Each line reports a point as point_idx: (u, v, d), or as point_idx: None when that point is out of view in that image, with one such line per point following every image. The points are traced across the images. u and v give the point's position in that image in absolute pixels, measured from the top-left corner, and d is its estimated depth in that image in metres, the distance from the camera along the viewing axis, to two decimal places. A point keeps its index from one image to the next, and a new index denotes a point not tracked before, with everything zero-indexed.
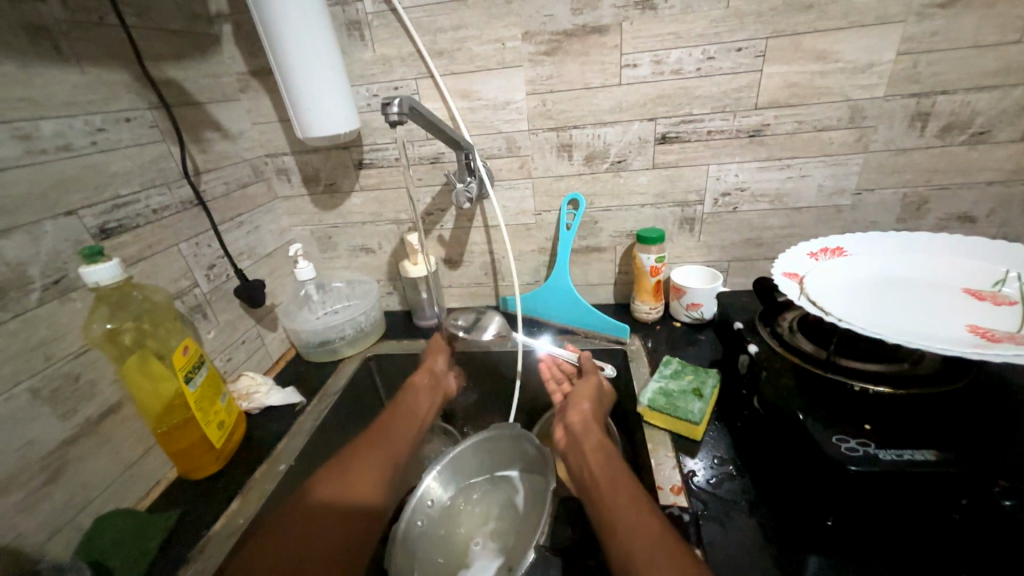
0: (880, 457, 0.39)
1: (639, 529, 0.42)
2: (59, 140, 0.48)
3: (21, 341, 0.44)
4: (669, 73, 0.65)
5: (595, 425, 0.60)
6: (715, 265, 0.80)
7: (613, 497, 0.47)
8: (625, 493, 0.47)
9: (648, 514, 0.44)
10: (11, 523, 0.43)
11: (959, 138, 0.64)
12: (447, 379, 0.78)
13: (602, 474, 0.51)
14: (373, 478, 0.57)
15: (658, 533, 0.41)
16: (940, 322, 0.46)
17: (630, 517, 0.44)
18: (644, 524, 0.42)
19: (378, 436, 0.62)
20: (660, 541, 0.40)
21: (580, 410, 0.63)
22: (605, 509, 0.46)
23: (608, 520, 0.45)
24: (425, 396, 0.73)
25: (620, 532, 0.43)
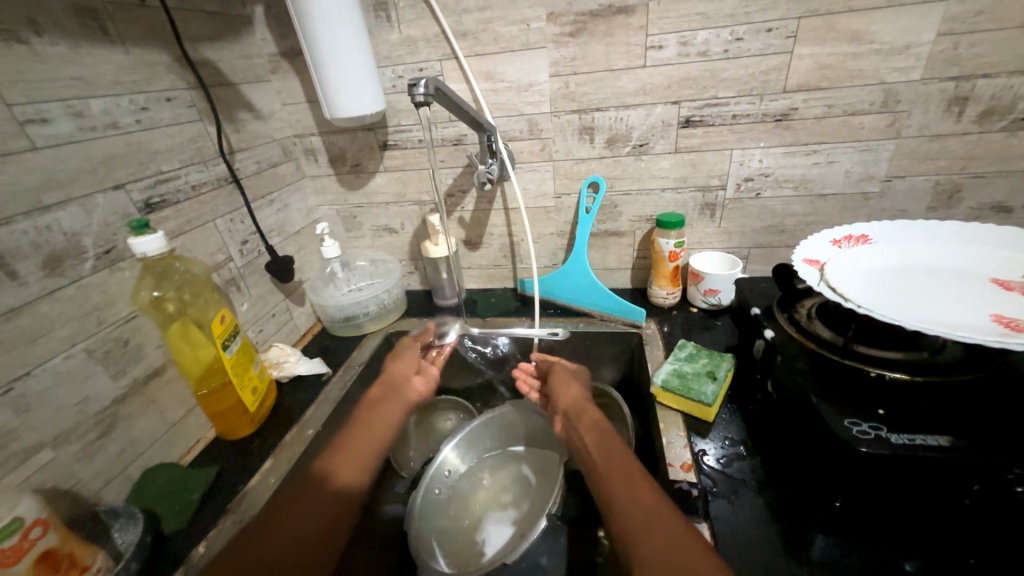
0: (892, 441, 0.40)
1: (640, 503, 0.43)
2: (107, 118, 0.51)
3: (77, 306, 0.48)
4: (696, 55, 0.65)
5: (590, 408, 0.61)
6: (735, 252, 0.79)
7: (613, 474, 0.48)
8: (625, 470, 0.48)
9: (648, 489, 0.44)
10: (70, 470, 0.47)
11: (998, 125, 0.62)
12: (413, 381, 0.74)
13: (601, 454, 0.52)
14: (354, 464, 0.59)
15: (659, 505, 0.42)
16: (963, 311, 0.45)
17: (630, 492, 0.44)
18: (644, 498, 0.43)
19: (355, 434, 0.63)
20: (661, 513, 0.41)
21: (571, 395, 0.65)
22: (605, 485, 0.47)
23: (609, 496, 0.46)
24: (389, 401, 0.69)
25: (620, 507, 0.44)
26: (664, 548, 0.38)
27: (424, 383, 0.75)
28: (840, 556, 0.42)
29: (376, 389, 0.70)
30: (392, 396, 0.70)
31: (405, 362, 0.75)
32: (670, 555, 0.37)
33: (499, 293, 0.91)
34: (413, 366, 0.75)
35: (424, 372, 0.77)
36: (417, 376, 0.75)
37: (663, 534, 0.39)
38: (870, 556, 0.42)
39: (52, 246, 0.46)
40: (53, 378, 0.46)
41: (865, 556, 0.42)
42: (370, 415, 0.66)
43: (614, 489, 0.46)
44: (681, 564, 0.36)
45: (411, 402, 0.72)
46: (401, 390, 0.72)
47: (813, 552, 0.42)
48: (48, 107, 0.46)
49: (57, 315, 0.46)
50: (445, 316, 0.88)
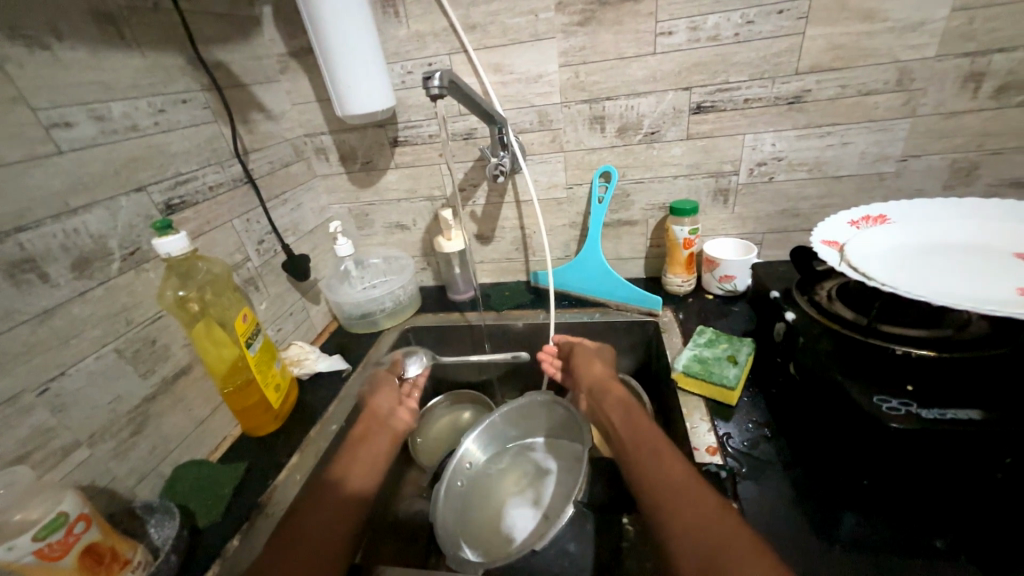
0: (923, 416, 0.40)
1: (670, 478, 0.43)
2: (127, 121, 0.52)
3: (106, 306, 0.49)
4: (706, 40, 0.64)
5: (614, 386, 0.62)
6: (749, 237, 0.79)
7: (640, 449, 0.48)
8: (653, 445, 0.48)
9: (677, 464, 0.44)
10: (106, 468, 0.48)
11: (1015, 99, 0.61)
12: (399, 411, 0.68)
13: (627, 429, 0.52)
14: (361, 471, 0.56)
15: (690, 481, 0.42)
16: (988, 286, 0.45)
17: (658, 466, 0.45)
18: (674, 473, 0.43)
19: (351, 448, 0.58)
20: (692, 489, 0.41)
21: (596, 375, 0.65)
22: (632, 459, 0.48)
23: (636, 470, 0.46)
24: (375, 429, 0.63)
25: (647, 482, 0.44)
26: (693, 524, 0.38)
27: (409, 414, 0.69)
28: (870, 534, 0.42)
29: (360, 423, 0.63)
30: (379, 425, 0.64)
31: (384, 395, 0.70)
32: (699, 531, 0.38)
33: (512, 286, 0.92)
34: (391, 399, 0.70)
35: (406, 404, 0.71)
36: (400, 407, 0.69)
37: (692, 508, 0.40)
38: (900, 532, 0.42)
39: (81, 248, 0.47)
40: (86, 378, 0.47)
41: (895, 532, 0.42)
42: (362, 442, 0.60)
43: (641, 463, 0.46)
44: (711, 538, 0.37)
45: (401, 429, 0.66)
46: (388, 419, 0.66)
47: (843, 531, 0.43)
48: (71, 112, 0.46)
49: (88, 316, 0.47)
50: (460, 311, 0.89)
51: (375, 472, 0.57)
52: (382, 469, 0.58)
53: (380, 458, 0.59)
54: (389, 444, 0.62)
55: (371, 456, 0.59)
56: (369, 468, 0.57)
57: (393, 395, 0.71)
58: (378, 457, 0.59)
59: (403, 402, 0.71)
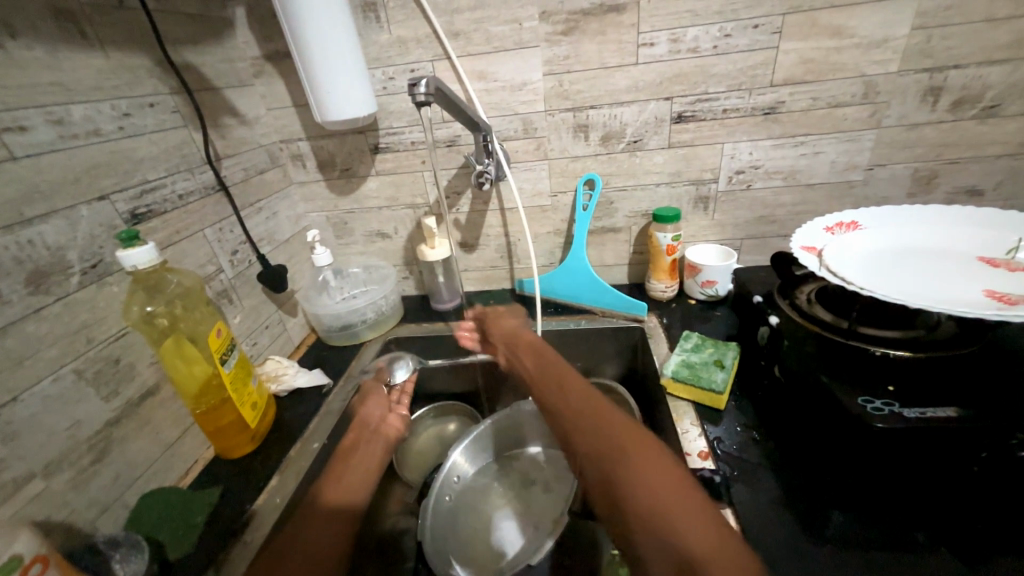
0: (906, 415, 0.41)
1: (616, 430, 0.45)
2: (89, 125, 0.48)
3: (65, 324, 0.45)
4: (686, 51, 0.66)
5: (523, 334, 0.66)
6: (728, 243, 0.81)
7: (581, 404, 0.49)
8: (592, 403, 0.49)
9: (619, 418, 0.47)
10: (63, 500, 0.44)
11: (969, 113, 0.66)
12: (391, 418, 0.67)
13: (564, 387, 0.54)
14: (353, 487, 0.55)
15: (633, 432, 0.44)
16: (958, 289, 0.48)
17: (603, 419, 0.46)
18: (617, 425, 0.45)
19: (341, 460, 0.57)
20: (637, 439, 0.43)
21: (505, 329, 0.69)
22: (573, 415, 0.49)
23: (579, 425, 0.47)
24: (367, 440, 0.62)
25: (592, 434, 0.45)
26: (639, 468, 0.40)
27: (400, 420, 0.68)
28: (856, 530, 0.43)
29: (352, 432, 0.62)
30: (371, 435, 0.63)
31: (376, 402, 0.68)
32: (647, 474, 0.39)
33: (497, 294, 0.91)
34: (381, 408, 0.68)
35: (398, 410, 0.70)
36: (392, 414, 0.68)
37: (637, 455, 0.41)
38: (883, 527, 0.43)
39: (36, 261, 0.43)
40: (41, 403, 0.43)
41: (881, 528, 0.43)
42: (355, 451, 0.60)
43: (584, 418, 0.47)
44: (656, 479, 0.39)
45: (393, 437, 0.66)
46: (380, 428, 0.65)
47: (830, 529, 0.43)
48: (26, 114, 0.43)
49: (44, 335, 0.43)
50: (444, 320, 0.87)
51: (365, 489, 0.56)
52: (373, 480, 0.58)
53: (373, 467, 0.59)
54: (380, 454, 0.62)
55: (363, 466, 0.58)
56: (361, 478, 0.56)
57: (382, 403, 0.68)
58: (370, 466, 0.59)
59: (393, 409, 0.70)
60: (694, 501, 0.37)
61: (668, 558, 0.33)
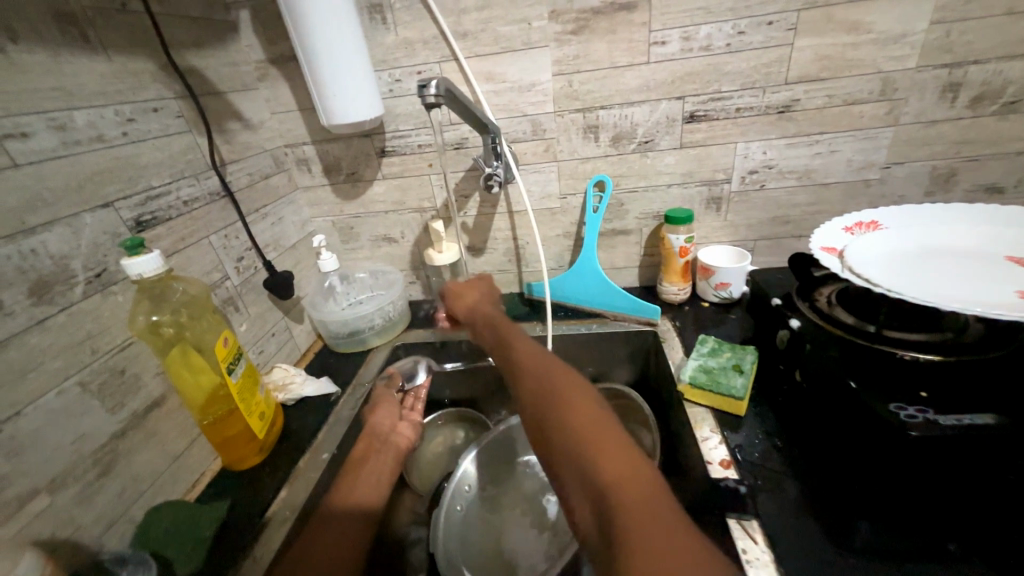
0: (942, 423, 0.39)
1: (554, 382, 0.44)
2: (92, 131, 0.47)
3: (69, 335, 0.44)
4: (699, 50, 0.65)
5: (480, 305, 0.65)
6: (741, 244, 0.80)
7: (526, 363, 0.49)
8: (537, 360, 0.49)
9: (559, 371, 0.46)
10: (68, 517, 0.43)
11: (989, 109, 0.64)
12: (401, 426, 0.67)
13: (514, 349, 0.54)
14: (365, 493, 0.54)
15: (572, 382, 0.44)
16: (988, 290, 0.46)
17: (543, 372, 0.46)
18: (558, 377, 0.45)
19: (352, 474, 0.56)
20: (573, 388, 0.43)
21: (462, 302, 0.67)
22: (518, 372, 0.49)
23: (522, 381, 0.47)
24: (378, 452, 0.61)
25: (532, 388, 0.45)
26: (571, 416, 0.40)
27: (412, 428, 0.68)
28: (886, 541, 0.41)
29: (362, 441, 0.61)
30: (382, 444, 0.62)
31: (387, 409, 0.68)
32: (578, 421, 0.39)
33: (506, 299, 0.89)
34: (391, 414, 0.68)
35: (408, 418, 0.70)
36: (402, 422, 0.68)
37: (573, 403, 0.41)
38: (914, 537, 0.41)
39: (39, 271, 0.42)
40: (46, 417, 0.42)
41: (912, 538, 0.41)
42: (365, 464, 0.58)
43: (527, 375, 0.47)
44: (588, 425, 0.38)
45: (404, 446, 0.64)
46: (390, 437, 0.64)
47: (859, 539, 0.42)
48: (28, 121, 0.42)
49: (48, 346, 0.42)
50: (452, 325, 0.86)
51: (379, 494, 0.55)
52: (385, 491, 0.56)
53: (384, 480, 0.58)
54: (390, 466, 0.60)
55: (374, 477, 0.57)
56: (372, 490, 0.55)
57: (393, 408, 0.69)
58: (381, 478, 0.58)
59: (404, 415, 0.70)
60: (622, 444, 0.37)
61: (593, 497, 0.34)
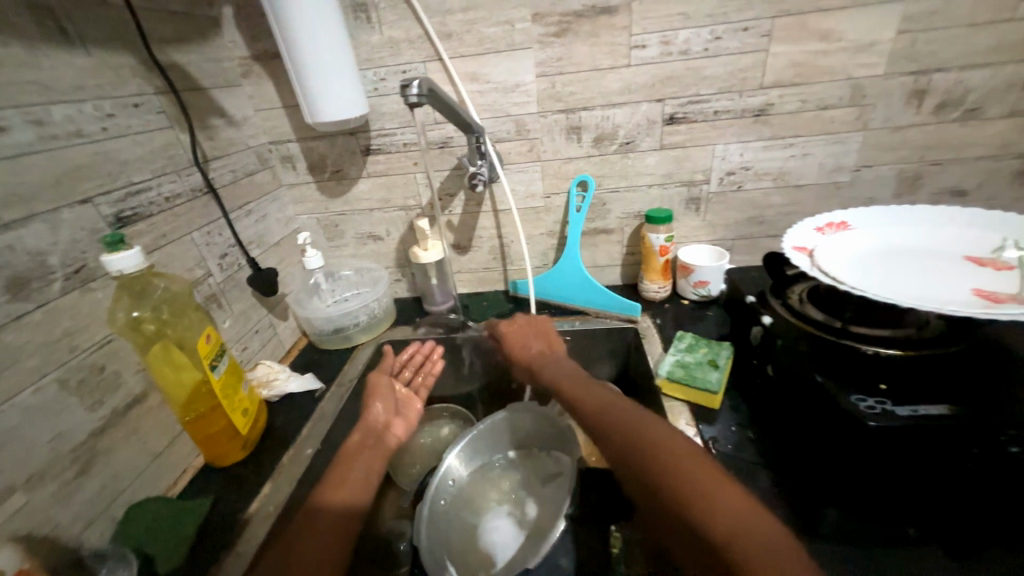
0: (899, 413, 0.42)
1: (637, 430, 0.45)
2: (70, 126, 0.47)
3: (45, 332, 0.44)
4: (678, 54, 0.66)
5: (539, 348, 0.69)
6: (719, 244, 0.82)
7: (602, 413, 0.50)
8: (613, 409, 0.50)
9: (638, 418, 0.47)
10: (46, 515, 0.43)
11: (952, 115, 0.67)
12: (394, 425, 0.66)
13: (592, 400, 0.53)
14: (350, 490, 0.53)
15: (659, 428, 0.44)
16: (947, 288, 0.48)
17: (625, 422, 0.47)
18: (643, 425, 0.45)
19: (340, 467, 0.56)
20: (661, 435, 0.44)
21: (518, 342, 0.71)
22: (596, 423, 0.50)
23: (603, 425, 0.49)
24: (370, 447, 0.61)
25: (616, 439, 0.46)
26: (665, 466, 0.40)
27: (404, 426, 0.68)
28: (850, 527, 0.44)
29: (355, 435, 0.61)
30: (374, 442, 0.62)
31: (385, 400, 0.67)
32: (674, 472, 0.39)
33: (491, 296, 0.90)
34: (387, 407, 0.67)
35: (404, 413, 0.69)
36: (396, 419, 0.67)
37: (664, 452, 0.42)
38: (876, 522, 0.44)
39: (15, 267, 0.42)
40: (23, 415, 0.41)
41: (875, 523, 0.44)
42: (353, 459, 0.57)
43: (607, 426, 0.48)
44: (685, 474, 0.39)
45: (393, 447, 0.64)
46: (382, 435, 0.64)
47: (826, 526, 0.44)
48: (3, 115, 0.41)
49: (24, 344, 0.42)
50: (437, 323, 0.86)
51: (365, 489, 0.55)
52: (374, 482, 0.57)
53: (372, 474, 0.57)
54: (380, 460, 0.60)
55: (365, 470, 0.57)
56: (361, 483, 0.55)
57: (391, 401, 0.68)
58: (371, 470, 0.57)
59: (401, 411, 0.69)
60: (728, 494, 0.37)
61: (707, 554, 0.35)
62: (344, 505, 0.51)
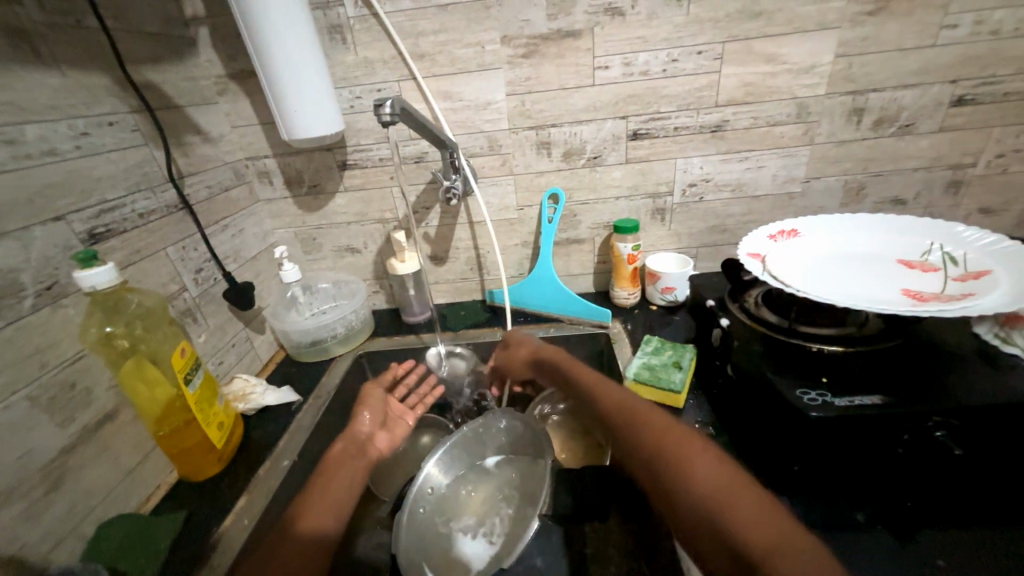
0: (836, 404, 0.45)
1: (665, 438, 0.46)
2: (44, 145, 0.48)
3: (15, 349, 0.44)
4: (638, 74, 0.71)
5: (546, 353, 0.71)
6: (685, 252, 0.86)
7: (635, 418, 0.50)
8: (650, 418, 0.49)
9: (676, 430, 0.47)
10: (14, 534, 0.42)
11: (889, 131, 0.73)
12: (378, 437, 0.67)
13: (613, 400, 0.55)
14: (327, 513, 0.51)
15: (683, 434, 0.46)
16: (881, 289, 0.53)
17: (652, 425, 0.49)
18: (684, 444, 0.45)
19: (320, 478, 0.55)
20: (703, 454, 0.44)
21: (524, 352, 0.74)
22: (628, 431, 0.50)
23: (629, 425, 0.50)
24: (353, 457, 0.60)
25: (651, 447, 0.46)
26: (706, 489, 0.41)
27: (388, 439, 0.69)
28: (803, 515, 0.47)
29: (340, 443, 0.62)
30: (359, 451, 0.62)
31: (373, 413, 0.69)
32: (708, 482, 0.41)
33: (468, 306, 0.92)
34: (376, 419, 0.68)
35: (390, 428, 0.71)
36: (382, 431, 0.68)
37: (699, 470, 0.42)
38: (828, 511, 0.47)
39: None
40: None
41: (826, 511, 0.47)
42: (336, 468, 0.57)
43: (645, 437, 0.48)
44: (725, 491, 0.40)
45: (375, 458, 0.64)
46: (366, 445, 0.64)
47: None
48: None
49: None
50: (416, 333, 0.88)
51: (345, 508, 0.54)
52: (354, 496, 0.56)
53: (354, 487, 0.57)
54: (361, 472, 0.60)
55: (345, 481, 0.56)
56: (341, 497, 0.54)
57: (381, 414, 0.70)
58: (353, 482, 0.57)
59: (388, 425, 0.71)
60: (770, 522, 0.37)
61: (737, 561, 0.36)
62: (323, 519, 0.50)
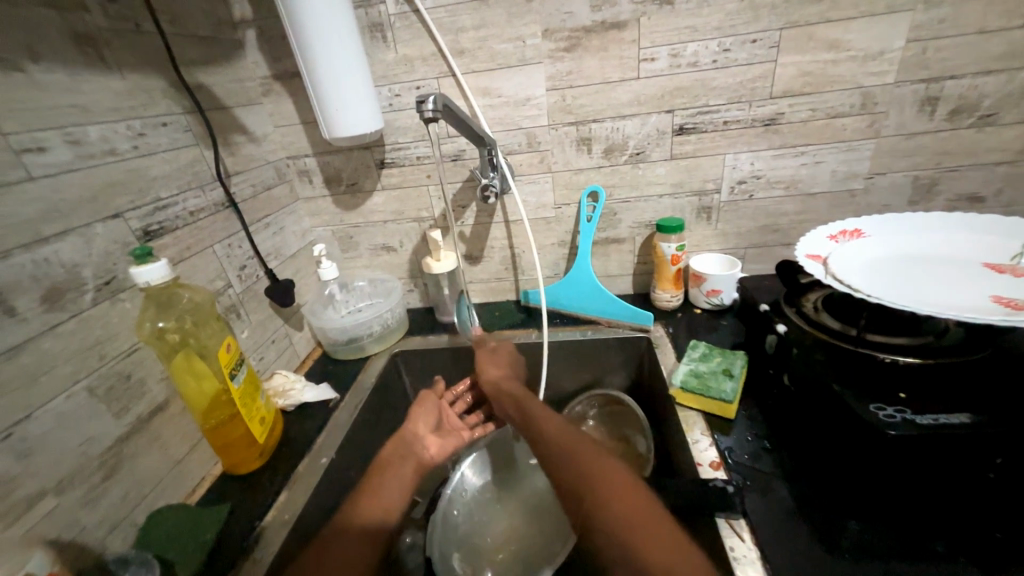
0: (919, 422, 0.41)
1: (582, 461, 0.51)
2: (105, 145, 0.49)
3: (79, 341, 0.46)
4: (687, 66, 0.67)
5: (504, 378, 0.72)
6: (732, 252, 0.82)
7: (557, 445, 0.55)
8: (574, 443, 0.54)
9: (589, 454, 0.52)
10: (74, 519, 0.44)
11: (966, 122, 0.67)
12: (429, 439, 0.69)
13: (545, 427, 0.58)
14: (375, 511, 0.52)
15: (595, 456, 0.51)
16: (966, 295, 0.48)
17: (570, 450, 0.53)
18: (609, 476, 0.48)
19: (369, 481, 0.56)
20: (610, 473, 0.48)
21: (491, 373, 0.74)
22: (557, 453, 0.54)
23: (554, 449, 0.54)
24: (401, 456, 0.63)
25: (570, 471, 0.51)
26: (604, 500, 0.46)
27: (439, 445, 0.70)
28: (872, 540, 0.42)
29: (392, 441, 0.64)
30: (409, 449, 0.65)
31: (425, 415, 0.71)
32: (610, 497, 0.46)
33: (503, 306, 0.91)
34: (429, 421, 0.71)
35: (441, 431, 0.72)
36: (433, 435, 0.70)
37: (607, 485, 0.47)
38: (901, 536, 0.42)
39: (52, 279, 0.44)
40: (55, 420, 0.43)
41: (899, 538, 0.42)
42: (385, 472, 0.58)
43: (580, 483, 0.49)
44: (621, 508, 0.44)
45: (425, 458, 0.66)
46: (415, 445, 0.66)
47: (847, 538, 0.43)
48: (45, 135, 0.44)
49: (59, 351, 0.44)
50: (450, 332, 0.87)
51: (394, 507, 0.55)
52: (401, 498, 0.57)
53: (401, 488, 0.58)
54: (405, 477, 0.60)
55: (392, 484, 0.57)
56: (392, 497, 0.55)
57: (433, 418, 0.72)
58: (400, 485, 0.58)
59: (441, 430, 0.72)
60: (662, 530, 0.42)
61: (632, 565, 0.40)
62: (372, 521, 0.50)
